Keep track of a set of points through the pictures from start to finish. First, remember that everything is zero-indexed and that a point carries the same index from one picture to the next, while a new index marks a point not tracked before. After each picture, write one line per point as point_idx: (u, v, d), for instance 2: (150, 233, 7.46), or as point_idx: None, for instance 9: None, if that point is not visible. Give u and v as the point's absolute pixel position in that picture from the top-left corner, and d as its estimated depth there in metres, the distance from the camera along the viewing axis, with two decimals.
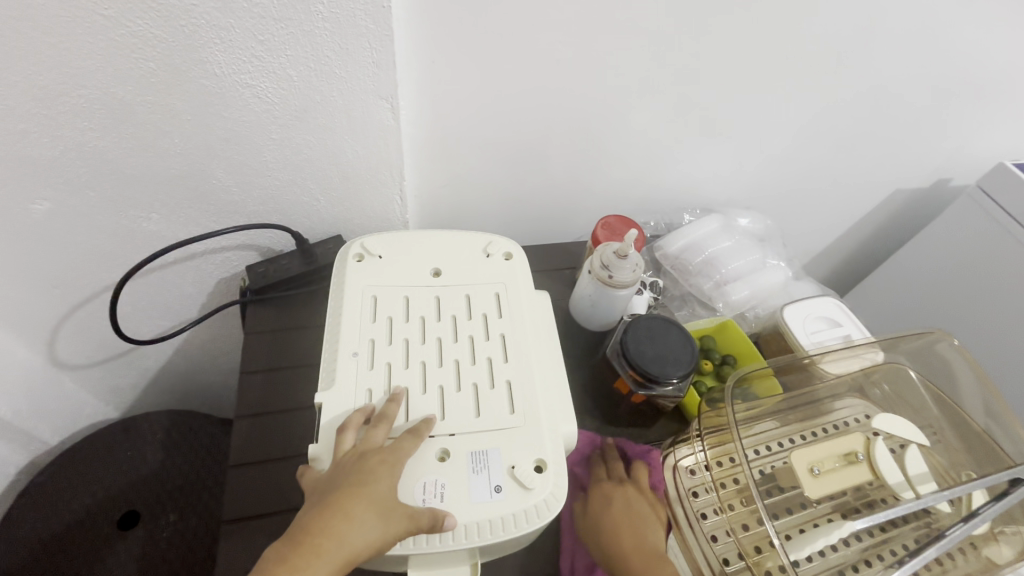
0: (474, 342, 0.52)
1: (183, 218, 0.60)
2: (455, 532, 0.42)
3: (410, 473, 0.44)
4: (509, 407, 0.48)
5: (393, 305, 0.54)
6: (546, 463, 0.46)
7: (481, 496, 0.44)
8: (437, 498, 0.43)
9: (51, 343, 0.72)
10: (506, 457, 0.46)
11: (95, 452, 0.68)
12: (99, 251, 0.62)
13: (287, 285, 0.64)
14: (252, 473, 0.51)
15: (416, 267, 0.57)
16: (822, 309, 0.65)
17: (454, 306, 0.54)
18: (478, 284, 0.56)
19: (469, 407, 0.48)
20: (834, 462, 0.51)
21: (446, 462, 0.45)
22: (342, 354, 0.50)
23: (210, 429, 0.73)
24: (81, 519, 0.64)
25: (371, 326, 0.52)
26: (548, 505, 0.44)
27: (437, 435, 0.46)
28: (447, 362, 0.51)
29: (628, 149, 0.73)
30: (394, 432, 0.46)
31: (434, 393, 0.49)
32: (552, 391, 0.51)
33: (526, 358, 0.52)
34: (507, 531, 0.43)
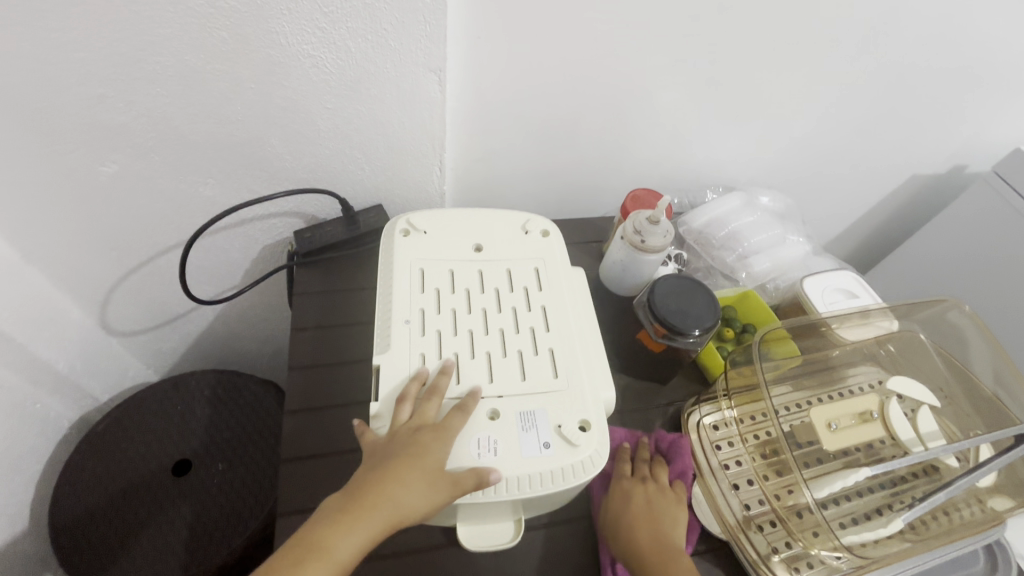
0: (516, 312, 0.56)
1: (236, 184, 0.64)
2: (507, 484, 0.46)
3: (463, 431, 0.48)
4: (552, 372, 0.52)
5: (440, 277, 0.57)
6: (589, 422, 0.50)
7: (531, 451, 0.47)
8: (489, 452, 0.47)
9: (105, 303, 0.77)
10: (552, 416, 0.50)
11: (150, 406, 0.73)
12: (157, 215, 0.66)
13: (332, 250, 0.67)
14: (308, 418, 0.55)
15: (459, 243, 0.60)
16: (841, 283, 0.68)
17: (496, 280, 0.58)
18: (518, 259, 0.60)
19: (515, 371, 0.52)
20: (850, 420, 0.55)
21: (497, 420, 0.49)
22: (395, 321, 0.53)
23: (253, 387, 0.76)
24: (138, 466, 0.68)
25: (419, 296, 0.56)
26: (592, 460, 0.48)
27: (487, 396, 0.50)
28: (492, 331, 0.54)
29: (656, 128, 0.76)
30: (448, 394, 0.50)
31: (482, 359, 0.52)
32: (592, 358, 0.54)
33: (567, 328, 0.55)
34: (556, 484, 0.47)
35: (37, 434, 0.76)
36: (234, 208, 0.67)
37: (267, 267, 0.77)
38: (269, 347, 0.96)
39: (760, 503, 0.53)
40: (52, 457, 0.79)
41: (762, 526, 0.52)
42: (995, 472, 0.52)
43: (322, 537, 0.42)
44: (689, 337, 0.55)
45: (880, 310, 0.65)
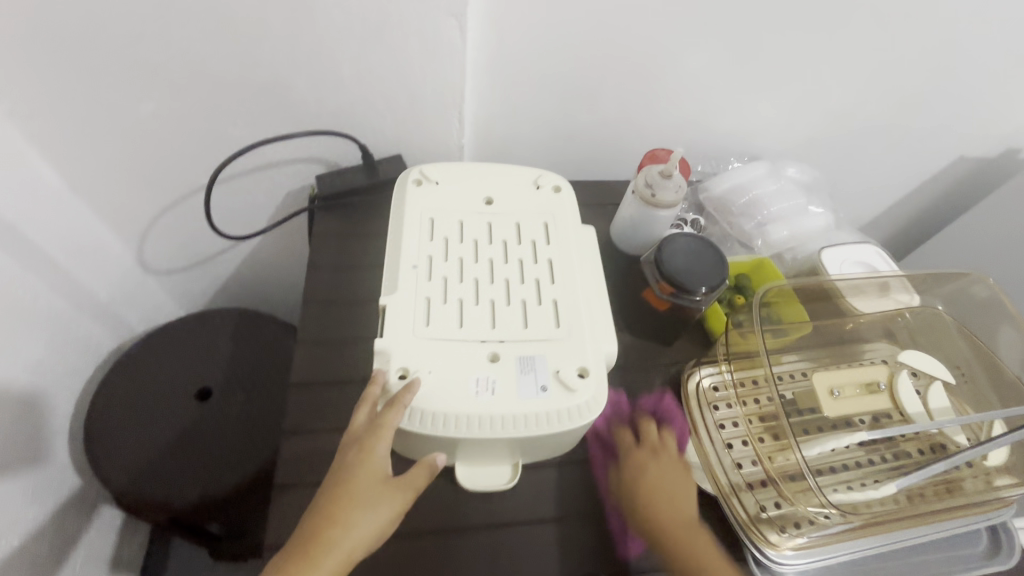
0: (522, 264, 0.56)
1: (264, 127, 0.66)
2: (503, 421, 0.47)
3: (462, 371, 0.49)
4: (554, 321, 0.53)
5: (449, 227, 0.58)
6: (588, 369, 0.50)
7: (528, 393, 0.48)
8: (488, 391, 0.48)
9: (142, 239, 0.82)
10: (551, 361, 0.50)
11: (177, 336, 0.77)
12: (190, 154, 0.69)
13: (351, 195, 0.69)
14: (318, 349, 0.58)
15: (469, 195, 0.60)
16: (862, 256, 0.65)
17: (504, 232, 0.58)
18: (527, 213, 0.60)
19: (517, 318, 0.52)
20: (856, 389, 0.54)
21: (497, 362, 0.50)
22: (403, 266, 0.54)
23: (274, 327, 0.80)
24: (164, 389, 0.73)
25: (428, 243, 0.56)
26: (589, 406, 0.49)
27: (488, 340, 0.51)
28: (496, 281, 0.55)
29: (681, 90, 0.74)
30: (450, 335, 0.51)
31: (485, 305, 0.53)
32: (597, 312, 0.54)
33: (573, 282, 0.55)
34: (552, 424, 0.48)
35: (80, 357, 0.82)
36: (261, 150, 0.70)
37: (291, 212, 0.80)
38: (291, 295, 1.00)
39: (753, 463, 0.53)
40: (94, 380, 0.85)
41: (752, 485, 0.52)
42: (1006, 450, 0.50)
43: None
44: (695, 295, 0.55)
45: (901, 285, 0.62)
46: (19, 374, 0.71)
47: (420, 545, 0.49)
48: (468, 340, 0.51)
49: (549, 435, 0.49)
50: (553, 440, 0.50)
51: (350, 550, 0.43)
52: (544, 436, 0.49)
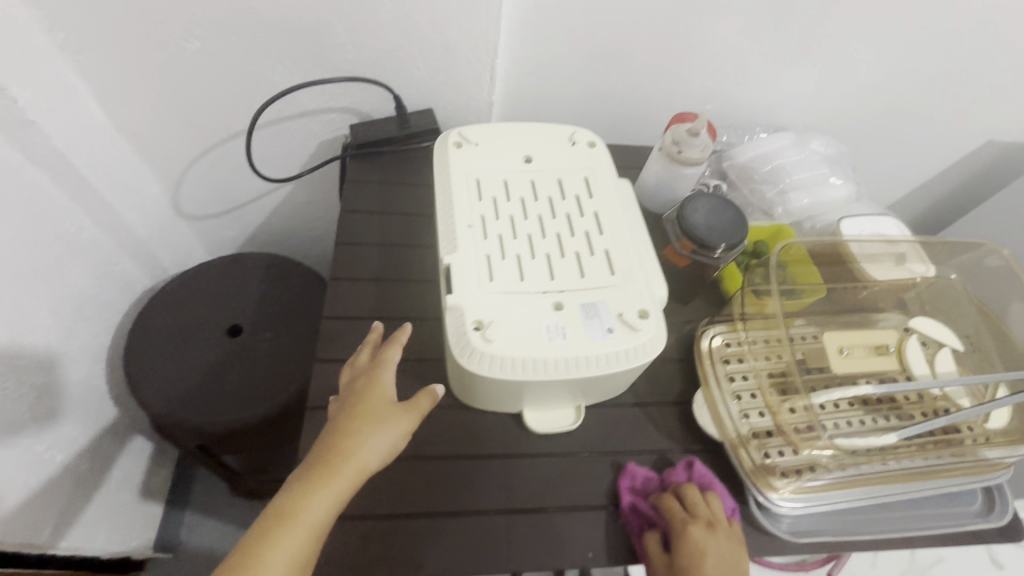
0: (571, 218, 0.55)
1: (302, 72, 0.68)
2: (577, 364, 0.46)
3: (531, 319, 0.47)
4: (609, 270, 0.52)
5: (495, 187, 0.56)
6: (648, 310, 0.49)
7: (596, 335, 0.47)
8: (560, 336, 0.47)
9: (178, 181, 0.84)
10: (612, 305, 0.49)
11: (212, 275, 0.81)
12: (230, 96, 0.72)
13: (383, 145, 0.71)
14: (348, 286, 0.61)
15: (509, 154, 0.58)
16: (883, 227, 0.66)
17: (548, 189, 0.57)
18: (567, 169, 0.58)
19: (574, 269, 0.51)
20: (865, 350, 0.56)
21: (562, 310, 0.48)
22: (458, 227, 0.52)
23: (302, 272, 0.83)
24: (199, 323, 0.77)
25: (478, 204, 0.54)
26: (653, 344, 0.48)
27: (551, 290, 0.50)
28: (550, 236, 0.54)
29: (712, 56, 0.74)
30: (515, 289, 0.49)
31: (542, 259, 0.52)
32: (646, 259, 0.54)
33: (622, 231, 0.55)
34: (621, 364, 0.47)
35: (116, 292, 0.86)
36: (299, 95, 0.71)
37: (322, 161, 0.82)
38: (315, 248, 1.03)
39: (761, 414, 0.54)
40: (129, 315, 0.89)
41: (758, 433, 0.53)
42: (1004, 414, 0.54)
43: (289, 506, 0.41)
44: (714, 252, 0.57)
45: (917, 257, 0.63)
46: (62, 300, 0.75)
47: (438, 467, 0.51)
48: (533, 291, 0.49)
49: (613, 374, 0.48)
50: (612, 384, 0.52)
51: (361, 465, 0.44)
52: (613, 374, 0.48)
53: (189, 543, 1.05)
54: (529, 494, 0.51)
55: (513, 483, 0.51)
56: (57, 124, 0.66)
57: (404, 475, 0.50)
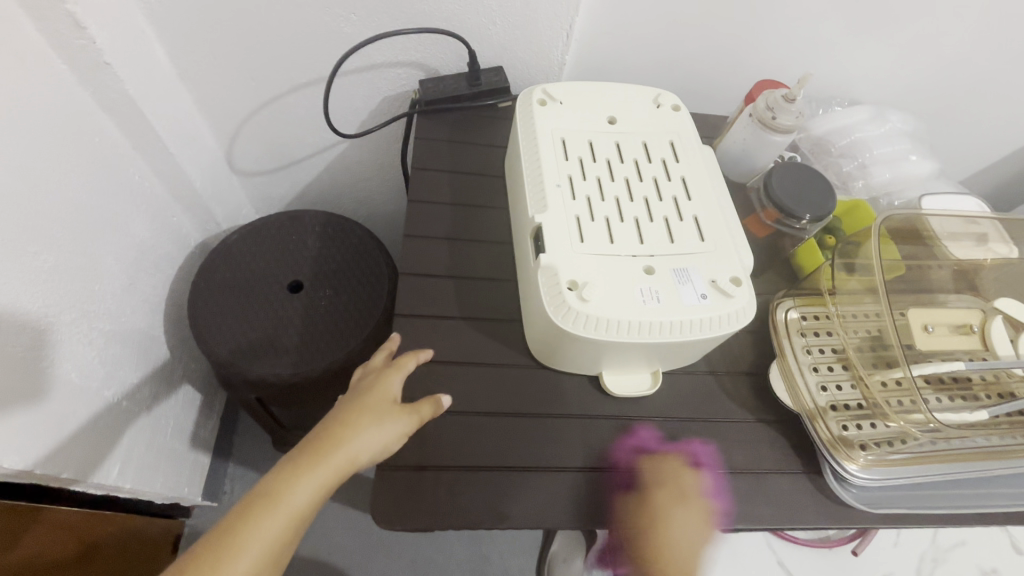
0: (658, 182, 0.54)
1: (375, 24, 0.67)
2: (671, 328, 0.46)
3: (624, 282, 0.47)
4: (699, 236, 0.51)
5: (582, 147, 0.54)
6: (740, 278, 0.49)
7: (690, 300, 0.47)
8: (654, 300, 0.46)
9: (236, 135, 0.83)
10: (704, 272, 0.49)
11: (270, 231, 0.81)
12: (298, 48, 0.70)
13: (453, 102, 0.70)
14: (422, 244, 0.61)
15: (593, 114, 0.57)
16: (962, 205, 0.65)
17: (634, 151, 0.55)
18: (652, 132, 0.57)
19: (663, 234, 0.50)
20: (948, 328, 0.55)
21: (654, 274, 0.48)
22: (547, 186, 0.51)
23: (358, 232, 0.83)
24: (259, 277, 0.77)
25: (565, 163, 0.53)
26: (744, 312, 0.48)
27: (641, 254, 0.49)
28: (638, 198, 0.52)
29: (792, 21, 0.72)
30: (605, 250, 0.48)
31: (631, 223, 0.51)
32: (734, 227, 0.53)
33: (709, 197, 0.53)
34: (713, 330, 0.47)
35: (173, 245, 0.86)
36: (367, 48, 0.69)
37: (381, 119, 0.80)
38: (363, 211, 1.02)
39: (839, 388, 0.54)
40: (183, 268, 0.89)
41: (836, 407, 0.54)
42: None
43: (272, 489, 0.41)
44: (800, 221, 0.56)
45: (998, 236, 0.62)
46: (126, 250, 0.75)
47: (518, 422, 0.52)
48: (623, 254, 0.48)
49: (702, 340, 0.48)
50: (689, 352, 0.51)
51: (351, 457, 0.44)
52: (702, 341, 0.47)
53: (234, 494, 1.08)
54: (611, 455, 0.52)
55: (591, 445, 0.52)
56: (126, 67, 0.65)
57: (488, 428, 0.52)
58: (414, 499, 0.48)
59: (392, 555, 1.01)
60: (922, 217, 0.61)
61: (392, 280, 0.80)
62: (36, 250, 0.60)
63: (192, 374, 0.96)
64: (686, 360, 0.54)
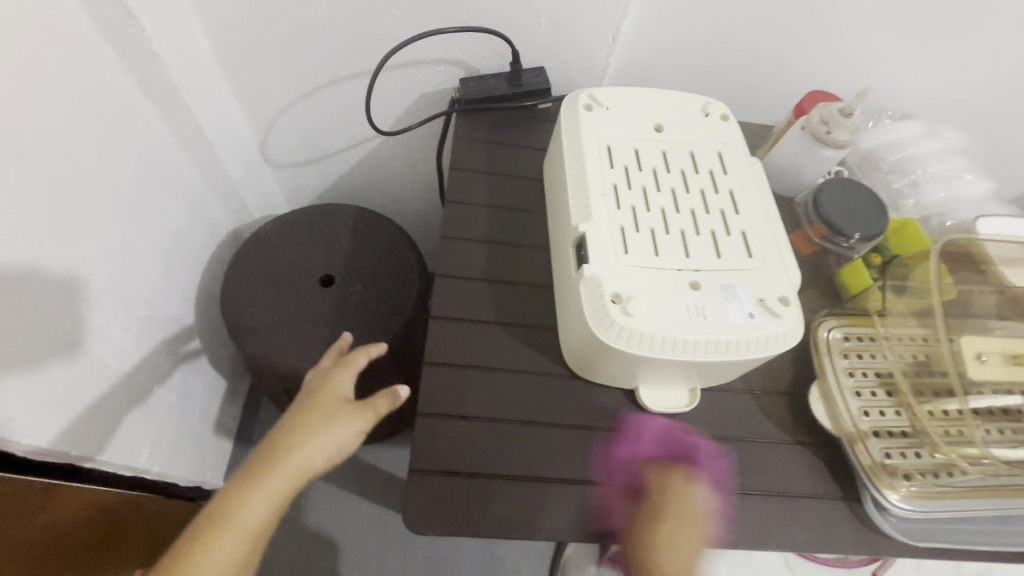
0: (705, 194, 0.52)
1: (418, 20, 0.66)
2: (715, 347, 0.45)
3: (669, 296, 0.46)
4: (746, 252, 0.50)
5: (627, 155, 0.53)
6: (788, 297, 0.47)
7: (736, 318, 0.46)
8: (700, 317, 0.45)
9: (271, 126, 0.83)
10: (751, 289, 0.47)
11: (302, 223, 0.81)
12: (339, 41, 0.70)
13: (493, 102, 0.69)
14: (458, 245, 0.60)
15: (639, 121, 0.56)
16: (1019, 228, 0.62)
17: (680, 161, 0.54)
18: (700, 142, 0.55)
19: (710, 248, 0.49)
20: (1005, 358, 0.53)
21: (700, 290, 0.47)
22: (592, 194, 0.50)
23: (390, 227, 0.82)
24: (290, 269, 0.77)
25: (610, 171, 0.52)
26: (792, 333, 0.46)
27: (687, 268, 0.47)
28: (684, 211, 0.51)
29: (846, 29, 0.69)
30: (650, 263, 0.47)
31: (677, 235, 0.49)
32: (782, 243, 0.51)
33: (757, 211, 0.52)
34: (759, 350, 0.45)
35: (206, 233, 0.86)
36: (410, 43, 0.68)
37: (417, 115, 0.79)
38: (392, 207, 1.01)
39: (883, 413, 0.53)
40: (214, 257, 0.90)
41: (879, 433, 0.52)
42: None
43: (227, 506, 0.43)
44: (849, 240, 0.54)
45: None
46: (162, 237, 0.76)
47: (552, 433, 0.52)
48: (668, 268, 0.47)
49: (746, 360, 0.46)
50: (730, 370, 0.50)
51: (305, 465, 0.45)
52: (746, 361, 0.46)
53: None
54: (643, 470, 0.51)
55: (624, 460, 0.51)
56: (171, 55, 0.65)
57: (522, 437, 0.51)
58: (445, 508, 0.47)
59: (407, 551, 1.01)
60: (978, 240, 0.59)
61: (423, 278, 0.80)
62: (79, 236, 0.60)
63: (219, 360, 0.97)
64: (725, 378, 0.53)
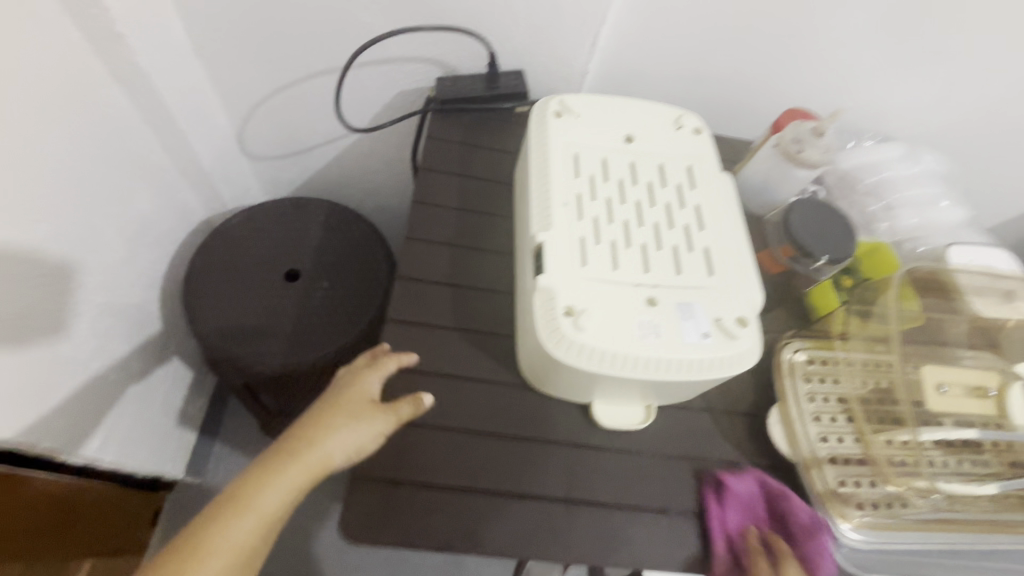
0: (670, 209, 0.51)
1: (395, 17, 0.65)
2: (668, 366, 0.44)
3: (624, 312, 0.45)
4: (707, 269, 0.49)
5: (593, 164, 0.52)
6: (746, 318, 0.47)
7: (690, 338, 0.45)
8: (653, 335, 0.44)
9: (247, 116, 0.82)
10: (709, 308, 0.46)
11: (273, 216, 0.79)
12: (316, 34, 0.68)
13: (468, 103, 0.68)
14: (420, 247, 0.59)
15: (609, 131, 0.55)
16: (989, 258, 0.61)
17: (648, 173, 0.53)
18: (669, 155, 0.54)
19: (670, 264, 0.48)
20: (963, 389, 0.52)
21: (656, 307, 0.45)
22: (553, 203, 0.49)
23: (362, 225, 0.81)
24: (257, 263, 0.76)
25: (574, 180, 0.51)
26: (747, 354, 0.45)
27: (645, 284, 0.46)
28: (647, 224, 0.50)
29: (828, 49, 0.68)
30: (607, 277, 0.46)
31: (638, 249, 0.48)
32: (746, 263, 0.50)
33: (722, 229, 0.51)
34: (712, 371, 0.44)
35: (175, 222, 0.85)
36: (385, 39, 0.67)
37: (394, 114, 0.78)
38: (370, 204, 1.00)
39: (841, 440, 0.52)
40: (183, 247, 0.88)
41: (835, 459, 0.51)
42: None
43: (240, 492, 0.42)
44: (816, 262, 0.53)
45: None
46: (126, 224, 0.74)
47: (503, 446, 0.50)
48: (626, 283, 0.46)
49: (699, 381, 0.45)
50: (685, 390, 0.49)
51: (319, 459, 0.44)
52: (699, 382, 0.45)
53: (218, 472, 1.07)
54: (592, 488, 0.50)
55: (574, 476, 0.50)
56: (138, 37, 0.64)
57: (471, 447, 0.50)
58: (382, 517, 0.46)
59: (369, 553, 1.00)
60: (947, 268, 0.58)
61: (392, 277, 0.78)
62: (33, 220, 0.59)
63: (186, 351, 0.96)
64: (682, 398, 0.52)
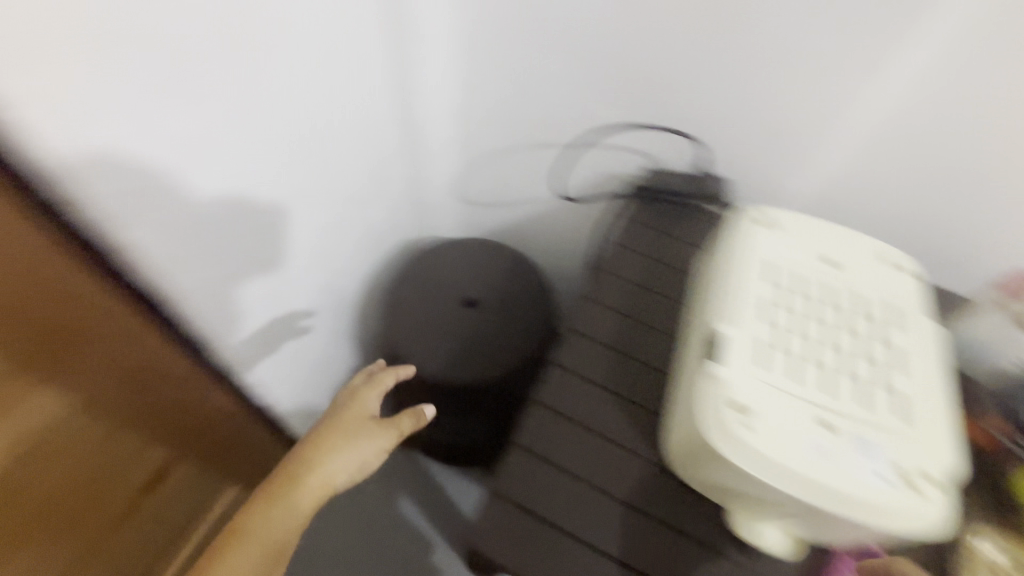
0: (863, 341, 0.50)
1: (628, 113, 0.75)
2: (835, 497, 0.42)
3: (796, 427, 0.44)
4: (896, 413, 0.46)
5: (786, 277, 0.54)
6: (935, 477, 0.43)
7: (867, 477, 0.42)
8: (824, 460, 0.43)
9: (474, 167, 0.98)
10: (893, 453, 0.44)
11: (471, 252, 0.92)
12: (556, 116, 0.81)
13: (672, 196, 0.74)
14: (598, 310, 0.64)
15: (807, 250, 0.56)
16: None
17: (843, 300, 0.53)
18: (870, 287, 0.54)
19: (854, 395, 0.47)
20: None
21: (832, 433, 0.44)
22: (740, 302, 0.51)
23: (540, 278, 0.91)
24: (448, 287, 0.88)
25: (764, 288, 0.53)
26: (932, 517, 0.42)
27: (823, 406, 0.46)
28: (835, 350, 0.49)
29: None
30: (784, 387, 0.46)
31: (821, 371, 0.48)
32: (943, 419, 0.47)
33: (919, 377, 0.49)
34: (886, 519, 0.42)
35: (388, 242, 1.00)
36: (616, 125, 0.77)
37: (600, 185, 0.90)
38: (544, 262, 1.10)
39: None
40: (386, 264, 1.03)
41: None
42: None
43: (242, 521, 0.51)
44: None
45: None
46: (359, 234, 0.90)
47: (635, 519, 0.51)
48: (803, 399, 0.46)
49: (867, 528, 0.42)
50: (844, 535, 0.46)
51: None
52: (867, 528, 0.42)
53: None
54: None
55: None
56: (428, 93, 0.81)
57: (604, 507, 0.52)
58: (514, 539, 0.50)
59: None
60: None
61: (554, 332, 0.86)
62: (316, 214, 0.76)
63: (362, 347, 1.07)
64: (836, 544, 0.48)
